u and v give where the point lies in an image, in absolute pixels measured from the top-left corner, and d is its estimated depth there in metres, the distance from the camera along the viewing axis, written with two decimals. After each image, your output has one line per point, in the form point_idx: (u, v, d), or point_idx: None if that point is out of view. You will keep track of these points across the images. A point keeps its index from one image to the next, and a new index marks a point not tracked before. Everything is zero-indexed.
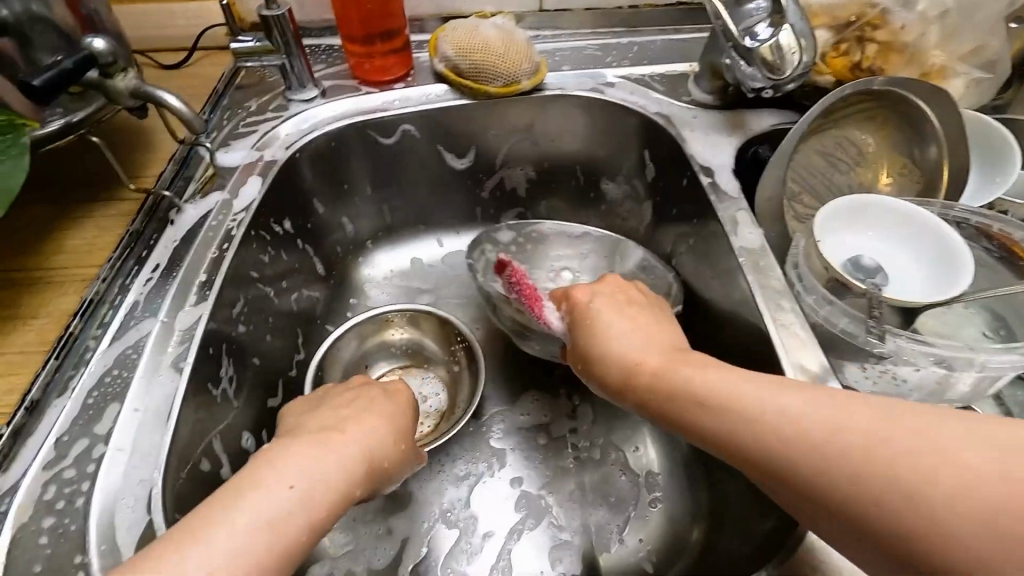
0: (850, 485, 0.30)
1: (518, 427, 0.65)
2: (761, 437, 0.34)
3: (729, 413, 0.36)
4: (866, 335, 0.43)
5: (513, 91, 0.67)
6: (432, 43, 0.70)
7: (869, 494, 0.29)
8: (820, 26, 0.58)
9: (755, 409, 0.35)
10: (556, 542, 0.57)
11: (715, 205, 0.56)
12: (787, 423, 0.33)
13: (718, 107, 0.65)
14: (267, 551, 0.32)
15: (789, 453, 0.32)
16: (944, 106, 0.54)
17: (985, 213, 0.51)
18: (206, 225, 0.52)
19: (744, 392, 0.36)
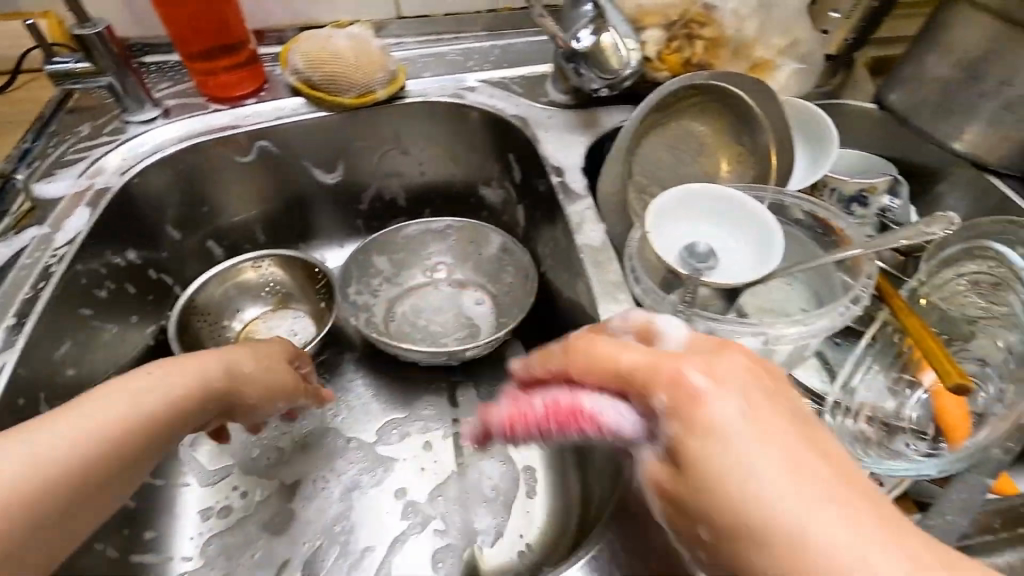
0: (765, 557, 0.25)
1: (408, 434, 0.64)
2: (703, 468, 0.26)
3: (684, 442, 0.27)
4: (677, 318, 0.46)
5: (366, 103, 0.66)
6: (283, 54, 0.68)
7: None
8: (652, 25, 0.60)
9: (712, 444, 0.26)
10: (438, 546, 0.56)
11: (563, 203, 0.57)
12: None
13: (573, 107, 0.67)
14: (111, 446, 0.37)
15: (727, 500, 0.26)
16: (763, 96, 0.58)
17: (802, 195, 0.55)
18: (18, 263, 0.49)
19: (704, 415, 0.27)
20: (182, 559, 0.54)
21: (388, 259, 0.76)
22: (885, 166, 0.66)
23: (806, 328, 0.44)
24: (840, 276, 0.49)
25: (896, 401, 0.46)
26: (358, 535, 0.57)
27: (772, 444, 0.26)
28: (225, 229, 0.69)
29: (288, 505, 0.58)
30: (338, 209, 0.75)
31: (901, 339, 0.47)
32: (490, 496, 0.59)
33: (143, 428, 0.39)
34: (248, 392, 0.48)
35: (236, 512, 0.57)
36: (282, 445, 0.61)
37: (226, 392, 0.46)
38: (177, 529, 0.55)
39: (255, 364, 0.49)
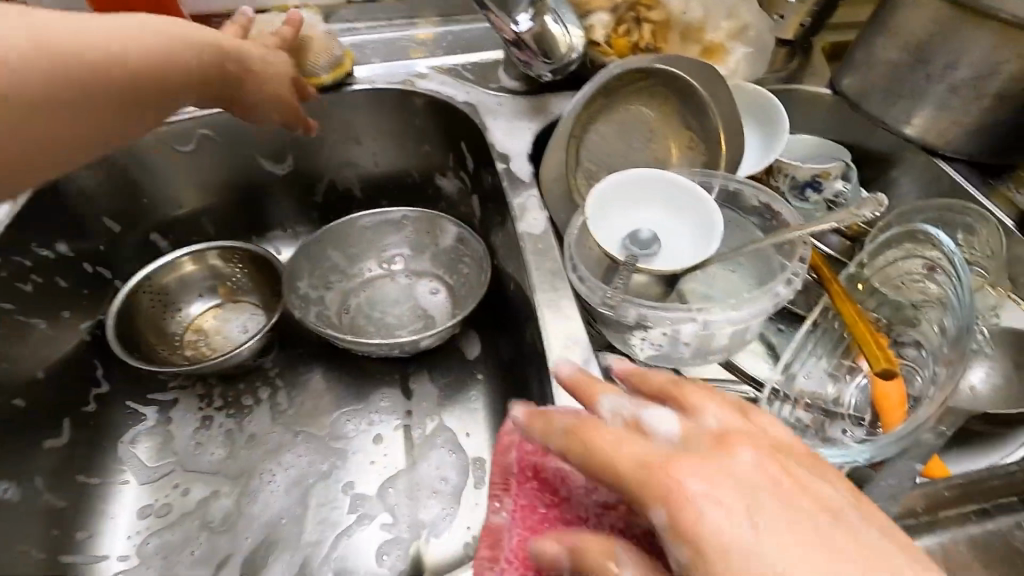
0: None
1: (360, 426, 0.62)
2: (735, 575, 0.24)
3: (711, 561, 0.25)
4: (604, 304, 0.45)
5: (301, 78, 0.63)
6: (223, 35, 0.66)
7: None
8: (599, 9, 0.59)
9: (732, 537, 0.25)
10: (385, 538, 0.55)
11: (507, 189, 0.56)
12: None
13: (524, 93, 0.66)
14: (45, 61, 0.41)
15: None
16: (710, 80, 0.58)
17: (748, 180, 0.54)
18: None
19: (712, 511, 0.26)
20: (117, 558, 0.52)
21: (343, 253, 0.74)
22: (838, 151, 0.65)
23: (754, 310, 0.44)
24: (780, 260, 0.48)
25: (836, 387, 0.46)
26: (301, 530, 0.55)
27: (789, 548, 0.25)
28: (168, 221, 0.67)
29: (230, 502, 0.56)
30: (289, 200, 0.73)
31: (840, 325, 0.47)
32: (438, 484, 0.58)
33: (23, 37, 0.40)
34: (219, 91, 0.53)
35: (175, 510, 0.55)
36: (226, 441, 0.59)
37: (190, 82, 0.50)
38: (112, 528, 0.53)
39: (255, 53, 0.54)
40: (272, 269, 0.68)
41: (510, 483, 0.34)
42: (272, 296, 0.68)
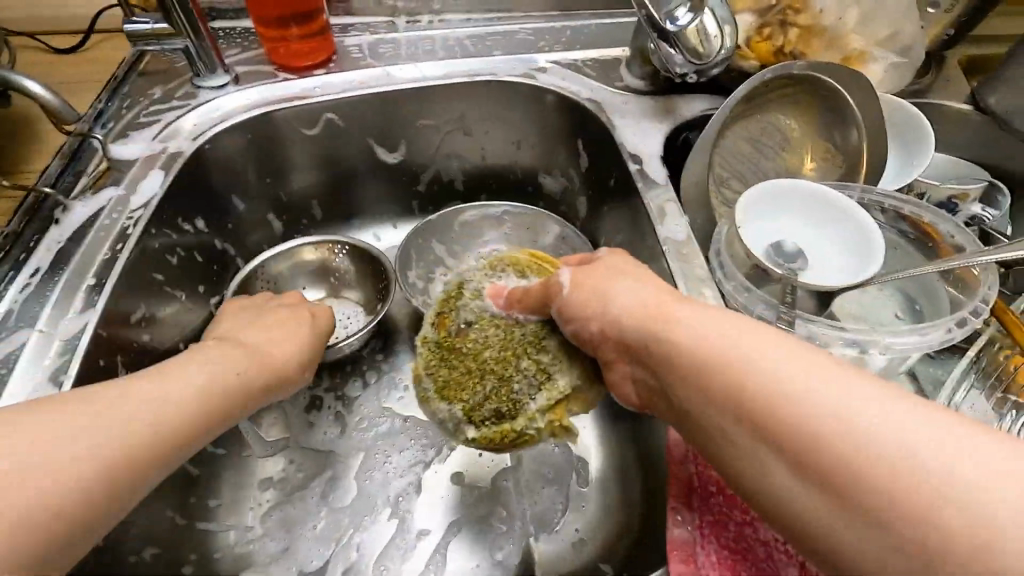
0: (852, 477, 0.26)
1: None
2: (761, 390, 0.30)
3: (733, 377, 0.31)
4: (777, 320, 0.44)
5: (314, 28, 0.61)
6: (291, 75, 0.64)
7: (883, 509, 0.25)
8: (744, 10, 0.57)
9: (684, 327, 0.35)
10: (497, 531, 0.54)
11: (642, 191, 0.56)
12: (827, 424, 0.27)
13: (650, 93, 0.64)
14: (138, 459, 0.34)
15: (793, 428, 0.28)
16: (863, 90, 0.55)
17: (893, 195, 0.51)
18: (98, 223, 0.48)
19: (742, 340, 0.32)
20: (243, 528, 0.53)
21: (447, 247, 0.73)
22: (977, 172, 0.62)
23: (922, 339, 0.41)
24: (945, 286, 0.46)
25: (1001, 422, 0.43)
26: (413, 518, 0.54)
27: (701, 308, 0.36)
28: (285, 199, 0.68)
29: (342, 481, 0.56)
30: (396, 187, 0.73)
31: (1008, 358, 0.45)
32: (548, 481, 0.57)
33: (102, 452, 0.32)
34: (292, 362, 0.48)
35: (293, 486, 0.56)
36: (337, 422, 0.59)
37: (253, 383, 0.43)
38: (237, 498, 0.54)
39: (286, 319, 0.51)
40: (378, 266, 0.66)
41: (694, 499, 0.38)
42: (375, 291, 0.67)
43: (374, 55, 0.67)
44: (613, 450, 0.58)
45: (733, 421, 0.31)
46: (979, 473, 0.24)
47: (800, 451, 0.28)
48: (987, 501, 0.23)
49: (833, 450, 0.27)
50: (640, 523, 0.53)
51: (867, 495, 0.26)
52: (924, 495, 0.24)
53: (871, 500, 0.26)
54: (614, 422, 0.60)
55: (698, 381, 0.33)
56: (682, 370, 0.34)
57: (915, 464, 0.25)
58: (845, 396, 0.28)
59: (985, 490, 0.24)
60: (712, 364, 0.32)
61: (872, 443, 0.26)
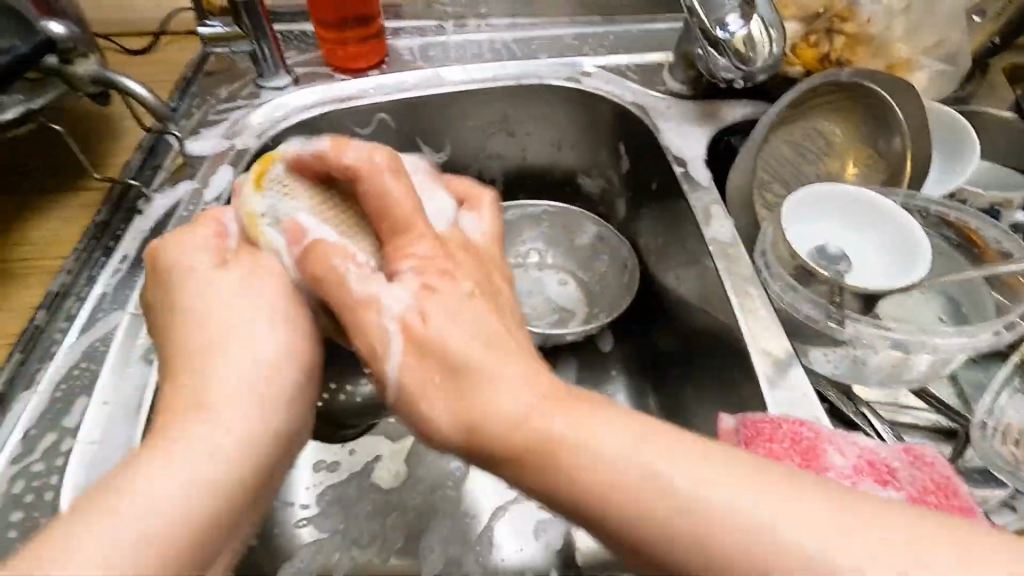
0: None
1: None
2: (547, 447, 0.30)
3: (579, 478, 0.29)
4: (827, 320, 0.46)
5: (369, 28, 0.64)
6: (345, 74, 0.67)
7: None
8: (790, 18, 0.58)
9: (491, 398, 0.32)
10: (541, 516, 0.56)
11: (687, 194, 0.57)
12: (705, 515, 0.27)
13: (693, 97, 0.66)
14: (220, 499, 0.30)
15: (589, 500, 0.29)
16: (909, 97, 0.56)
17: (938, 201, 0.53)
18: (176, 214, 0.50)
19: (581, 434, 0.30)
20: (300, 507, 0.55)
21: None
22: (1020, 179, 0.63)
23: (968, 341, 0.43)
24: (992, 292, 0.47)
25: None
26: (460, 502, 0.57)
27: (503, 362, 0.33)
28: None
29: (391, 464, 0.59)
30: None
31: None
32: None
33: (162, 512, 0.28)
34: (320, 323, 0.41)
35: (345, 468, 0.58)
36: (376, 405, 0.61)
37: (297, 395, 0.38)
38: (293, 478, 0.57)
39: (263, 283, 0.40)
40: None
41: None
42: None
43: (424, 57, 0.70)
44: None
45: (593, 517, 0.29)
46: (753, 531, 0.26)
47: (594, 512, 0.29)
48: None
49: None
50: None
51: (686, 567, 0.27)
52: (718, 557, 0.26)
53: (690, 572, 0.27)
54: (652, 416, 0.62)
55: (544, 482, 0.30)
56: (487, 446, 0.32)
57: (771, 542, 0.26)
58: (620, 465, 0.29)
59: (835, 566, 0.25)
60: (557, 467, 0.30)
61: (642, 489, 0.28)
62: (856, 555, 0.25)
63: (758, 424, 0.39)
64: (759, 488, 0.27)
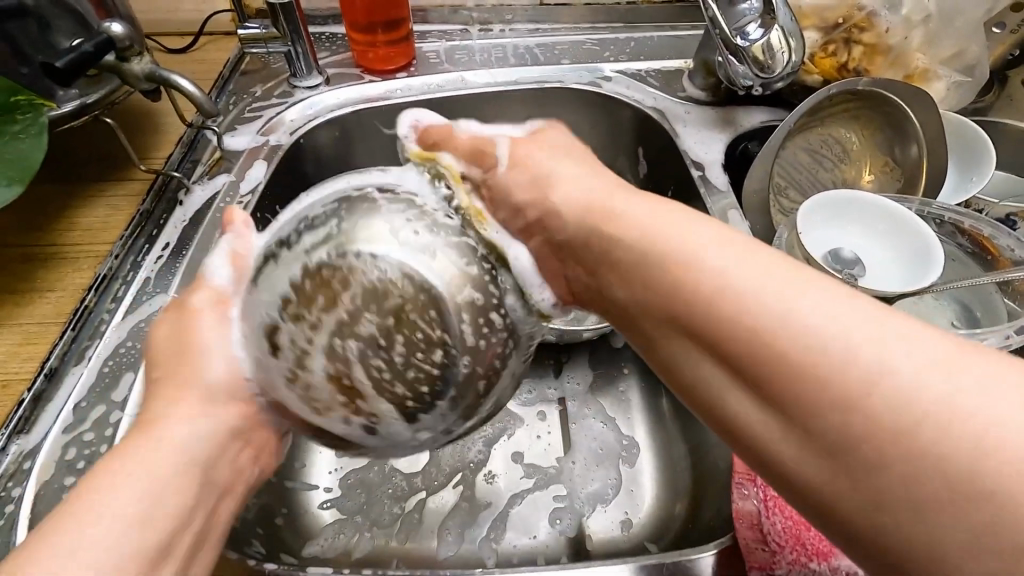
0: (881, 441, 0.25)
1: (526, 402, 0.65)
2: (737, 324, 0.29)
3: (734, 304, 0.30)
4: None
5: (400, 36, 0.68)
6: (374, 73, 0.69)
7: (814, 399, 0.26)
8: (809, 27, 0.60)
9: (724, 283, 0.31)
10: (556, 504, 0.58)
11: (703, 197, 0.59)
12: (856, 373, 0.26)
13: (712, 103, 0.67)
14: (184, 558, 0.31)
15: (728, 313, 0.30)
16: (925, 107, 0.57)
17: (951, 209, 0.53)
18: (214, 206, 0.53)
19: (753, 271, 0.30)
20: (323, 489, 0.57)
21: None
22: None
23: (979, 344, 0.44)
24: (1004, 299, 0.48)
25: None
26: (476, 490, 0.59)
27: (774, 269, 0.30)
28: None
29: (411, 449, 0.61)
30: None
31: None
32: (599, 463, 0.61)
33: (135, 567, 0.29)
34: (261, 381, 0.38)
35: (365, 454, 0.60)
36: None
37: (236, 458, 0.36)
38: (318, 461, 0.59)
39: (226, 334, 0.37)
40: None
41: (757, 475, 0.40)
42: None
43: (451, 60, 0.72)
44: (661, 440, 0.62)
45: (705, 353, 0.31)
46: (863, 353, 0.26)
47: (729, 351, 0.29)
48: (978, 407, 0.24)
49: (827, 375, 0.26)
50: (688, 507, 0.56)
51: (831, 419, 0.26)
52: (876, 415, 0.25)
53: (834, 426, 0.26)
54: (663, 415, 0.63)
55: (687, 297, 0.32)
56: (620, 261, 0.36)
57: (921, 397, 0.24)
58: (763, 292, 0.29)
59: (933, 375, 0.25)
60: (677, 277, 0.32)
61: (803, 354, 0.27)
62: (972, 423, 0.23)
63: None
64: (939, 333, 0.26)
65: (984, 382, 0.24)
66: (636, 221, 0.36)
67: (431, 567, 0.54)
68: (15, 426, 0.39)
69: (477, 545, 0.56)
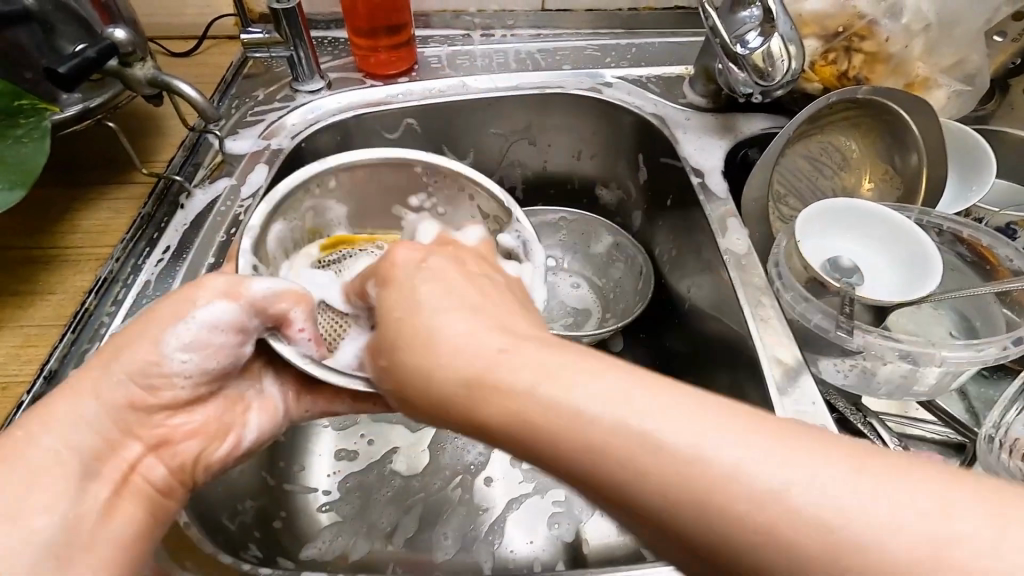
0: (810, 563, 0.21)
1: None
2: (615, 451, 0.25)
3: (604, 457, 0.25)
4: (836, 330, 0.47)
5: (401, 41, 0.68)
6: (375, 78, 0.70)
7: (711, 521, 0.23)
8: (809, 35, 0.60)
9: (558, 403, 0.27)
10: (554, 509, 0.59)
11: (703, 204, 0.59)
12: (749, 504, 0.22)
13: (712, 110, 0.67)
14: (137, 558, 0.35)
15: (614, 481, 0.25)
16: (926, 116, 0.57)
17: (948, 217, 0.53)
18: (215, 209, 0.53)
19: (616, 399, 0.26)
20: (321, 492, 0.58)
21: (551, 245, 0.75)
22: None
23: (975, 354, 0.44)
24: (1002, 310, 0.48)
25: None
26: (472, 495, 0.59)
27: (650, 395, 0.26)
28: None
29: (410, 452, 0.61)
30: None
31: None
32: None
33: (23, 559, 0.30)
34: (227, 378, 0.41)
35: (364, 457, 0.60)
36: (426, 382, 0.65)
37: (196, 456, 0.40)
38: (317, 465, 0.59)
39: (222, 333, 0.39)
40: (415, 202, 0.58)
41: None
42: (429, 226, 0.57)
43: (452, 65, 0.73)
44: None
45: (609, 497, 0.25)
46: (739, 478, 0.23)
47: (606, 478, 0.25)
48: (936, 538, 0.20)
49: (723, 513, 0.23)
50: None
51: (742, 560, 0.23)
52: (785, 541, 0.22)
53: (745, 564, 0.23)
54: None
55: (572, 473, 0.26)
56: (502, 429, 0.28)
57: (842, 529, 0.21)
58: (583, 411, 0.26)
59: (857, 517, 0.21)
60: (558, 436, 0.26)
61: (694, 473, 0.23)
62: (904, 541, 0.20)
63: None
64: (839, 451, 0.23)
65: (942, 509, 0.21)
66: (524, 385, 0.28)
67: (427, 571, 0.54)
68: (15, 427, 0.39)
69: (471, 553, 0.55)
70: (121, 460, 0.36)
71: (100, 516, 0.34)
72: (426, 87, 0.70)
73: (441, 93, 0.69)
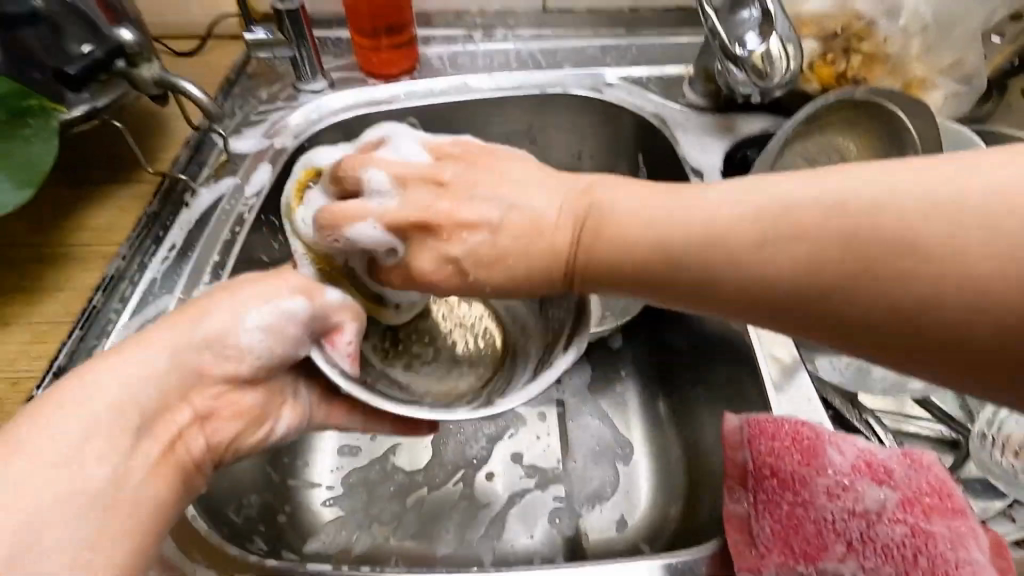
0: (859, 291, 0.29)
1: (525, 403, 0.66)
2: (692, 243, 0.33)
3: (668, 236, 0.34)
4: None
5: (402, 41, 0.69)
6: (377, 77, 0.70)
7: (780, 276, 0.31)
8: (808, 36, 0.60)
9: (601, 213, 0.36)
10: (555, 504, 0.59)
11: None
12: (794, 226, 0.31)
13: (711, 110, 0.68)
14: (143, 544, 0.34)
15: (696, 249, 0.33)
16: (923, 116, 0.58)
17: None
18: (220, 208, 0.54)
19: (650, 208, 0.36)
20: (325, 487, 0.58)
21: None
22: None
23: None
24: None
25: None
26: (474, 489, 0.60)
27: (635, 195, 0.37)
28: None
29: (412, 447, 0.62)
30: None
31: None
32: (596, 464, 0.62)
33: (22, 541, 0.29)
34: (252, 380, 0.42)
35: (366, 453, 0.61)
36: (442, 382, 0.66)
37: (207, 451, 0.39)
38: (321, 460, 0.60)
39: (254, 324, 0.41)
40: None
41: (749, 480, 0.38)
42: None
43: (454, 65, 0.73)
44: (658, 441, 0.63)
45: (715, 285, 0.33)
46: (776, 216, 0.31)
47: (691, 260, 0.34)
48: (940, 223, 0.28)
49: (789, 261, 0.31)
50: (683, 509, 0.57)
51: (834, 300, 0.30)
52: (826, 267, 0.30)
53: (823, 294, 0.30)
54: (660, 417, 0.64)
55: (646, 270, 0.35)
56: (593, 254, 0.36)
57: (879, 227, 0.29)
58: (641, 208, 0.36)
59: (897, 207, 0.29)
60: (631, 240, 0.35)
61: (717, 240, 0.33)
62: (932, 226, 0.28)
63: (761, 423, 0.39)
64: (867, 172, 0.30)
65: (936, 181, 0.29)
66: (628, 220, 0.36)
67: (429, 565, 0.54)
68: None
69: (472, 548, 0.56)
70: (170, 426, 0.37)
71: (141, 478, 0.34)
72: (428, 87, 0.70)
73: (443, 93, 0.70)
